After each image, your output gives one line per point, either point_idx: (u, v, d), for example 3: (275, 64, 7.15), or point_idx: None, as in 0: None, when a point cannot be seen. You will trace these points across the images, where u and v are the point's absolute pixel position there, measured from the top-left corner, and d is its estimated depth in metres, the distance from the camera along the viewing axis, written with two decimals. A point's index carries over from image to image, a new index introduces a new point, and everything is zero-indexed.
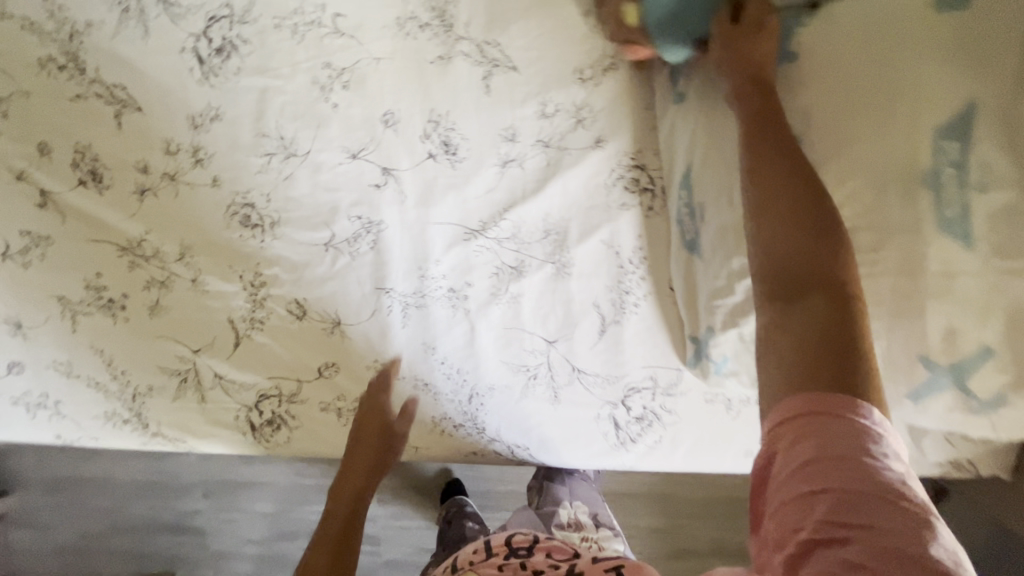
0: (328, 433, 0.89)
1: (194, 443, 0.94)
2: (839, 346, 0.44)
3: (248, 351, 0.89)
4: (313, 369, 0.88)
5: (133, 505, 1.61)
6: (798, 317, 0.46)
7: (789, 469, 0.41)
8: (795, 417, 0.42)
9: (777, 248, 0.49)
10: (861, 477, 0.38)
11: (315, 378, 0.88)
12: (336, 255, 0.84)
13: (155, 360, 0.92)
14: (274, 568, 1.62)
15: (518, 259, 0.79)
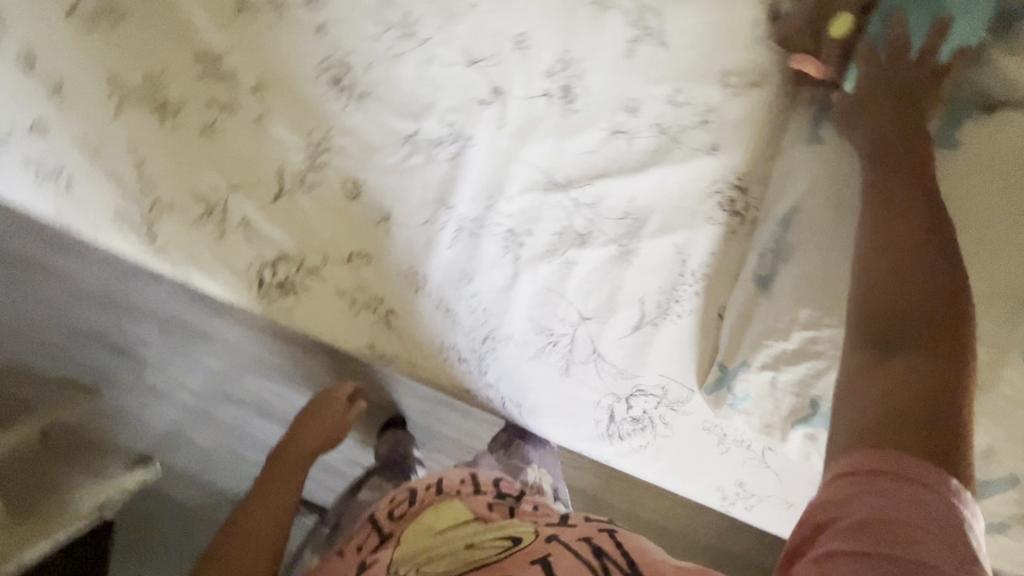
0: (331, 319, 0.87)
1: (194, 276, 0.91)
2: (938, 411, 0.43)
3: (287, 209, 0.86)
4: (343, 252, 0.85)
5: (85, 311, 1.56)
6: (881, 372, 0.46)
7: (838, 523, 0.41)
8: (862, 467, 0.42)
9: (877, 296, 0.50)
10: (913, 537, 0.38)
11: (341, 263, 0.85)
12: (413, 151, 0.81)
13: (187, 180, 0.88)
14: (202, 421, 1.62)
15: (587, 227, 0.78)
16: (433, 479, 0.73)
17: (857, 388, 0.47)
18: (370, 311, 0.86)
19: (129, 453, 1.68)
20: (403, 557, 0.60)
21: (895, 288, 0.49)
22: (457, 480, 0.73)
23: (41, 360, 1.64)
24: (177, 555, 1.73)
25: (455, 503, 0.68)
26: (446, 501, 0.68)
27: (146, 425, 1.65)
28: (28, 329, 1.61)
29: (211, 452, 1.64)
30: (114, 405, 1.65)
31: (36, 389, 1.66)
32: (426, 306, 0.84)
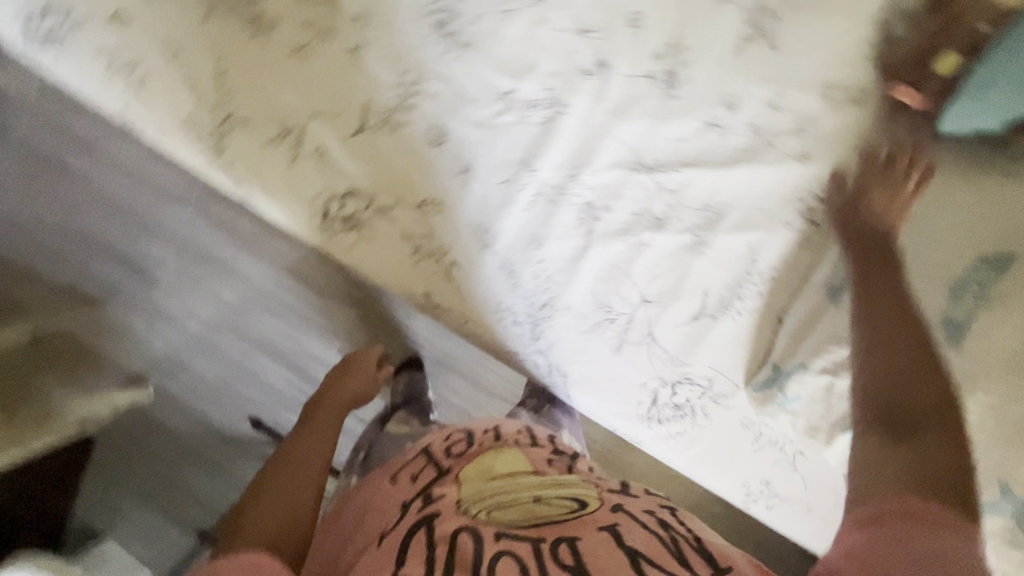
0: (391, 262, 0.87)
1: (256, 196, 0.90)
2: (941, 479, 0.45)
3: (366, 145, 0.85)
4: (417, 198, 0.85)
5: (102, 221, 1.52)
6: (898, 450, 0.46)
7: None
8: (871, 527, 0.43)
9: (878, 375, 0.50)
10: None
11: (413, 208, 0.85)
12: (506, 109, 0.81)
13: (267, 97, 0.86)
14: (204, 351, 1.59)
15: (665, 213, 0.80)
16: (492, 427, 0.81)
17: (866, 473, 0.47)
18: (434, 260, 0.86)
19: (122, 372, 1.64)
20: (473, 488, 0.66)
21: (899, 368, 0.50)
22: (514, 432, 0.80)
23: (47, 263, 1.59)
24: (153, 483, 1.69)
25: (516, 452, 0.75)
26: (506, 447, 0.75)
27: (145, 346, 1.61)
28: (38, 230, 1.56)
29: (207, 385, 1.61)
30: (115, 321, 1.61)
31: (35, 292, 1.62)
32: (489, 265, 0.84)
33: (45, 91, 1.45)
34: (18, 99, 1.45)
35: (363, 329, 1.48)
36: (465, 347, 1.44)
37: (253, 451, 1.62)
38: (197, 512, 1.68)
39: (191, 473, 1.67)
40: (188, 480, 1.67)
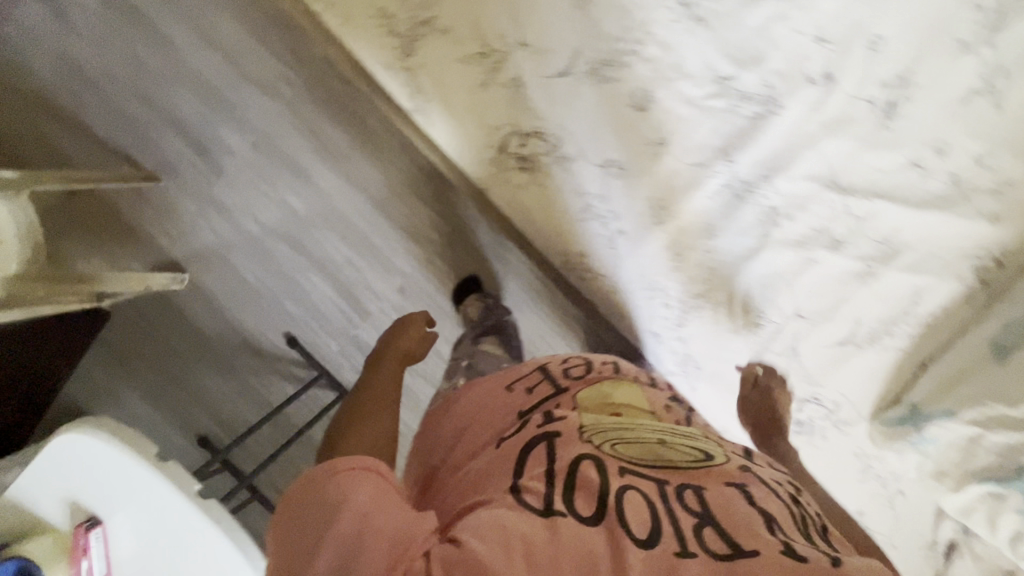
0: (556, 206, 1.00)
1: (428, 104, 0.97)
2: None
3: (567, 90, 0.90)
4: (603, 156, 0.93)
5: (189, 94, 1.47)
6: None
7: None
8: None
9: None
10: None
11: (596, 163, 0.93)
12: (721, 94, 0.86)
13: (476, 21, 0.90)
14: (250, 256, 1.51)
15: (842, 236, 0.88)
16: (609, 362, 0.98)
17: None
18: (604, 224, 0.98)
19: (157, 256, 1.54)
20: (593, 419, 0.79)
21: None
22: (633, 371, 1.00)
23: (108, 122, 1.49)
24: (162, 376, 1.60)
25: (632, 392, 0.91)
26: (623, 386, 0.92)
27: (191, 235, 1.52)
28: (109, 86, 1.47)
29: (249, 291, 1.53)
30: (165, 201, 1.51)
31: (84, 148, 1.50)
32: (659, 238, 0.95)
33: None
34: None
35: (432, 273, 1.50)
36: (526, 312, 1.49)
37: (280, 369, 1.55)
38: (206, 420, 1.60)
39: (206, 375, 1.58)
40: (201, 381, 1.59)
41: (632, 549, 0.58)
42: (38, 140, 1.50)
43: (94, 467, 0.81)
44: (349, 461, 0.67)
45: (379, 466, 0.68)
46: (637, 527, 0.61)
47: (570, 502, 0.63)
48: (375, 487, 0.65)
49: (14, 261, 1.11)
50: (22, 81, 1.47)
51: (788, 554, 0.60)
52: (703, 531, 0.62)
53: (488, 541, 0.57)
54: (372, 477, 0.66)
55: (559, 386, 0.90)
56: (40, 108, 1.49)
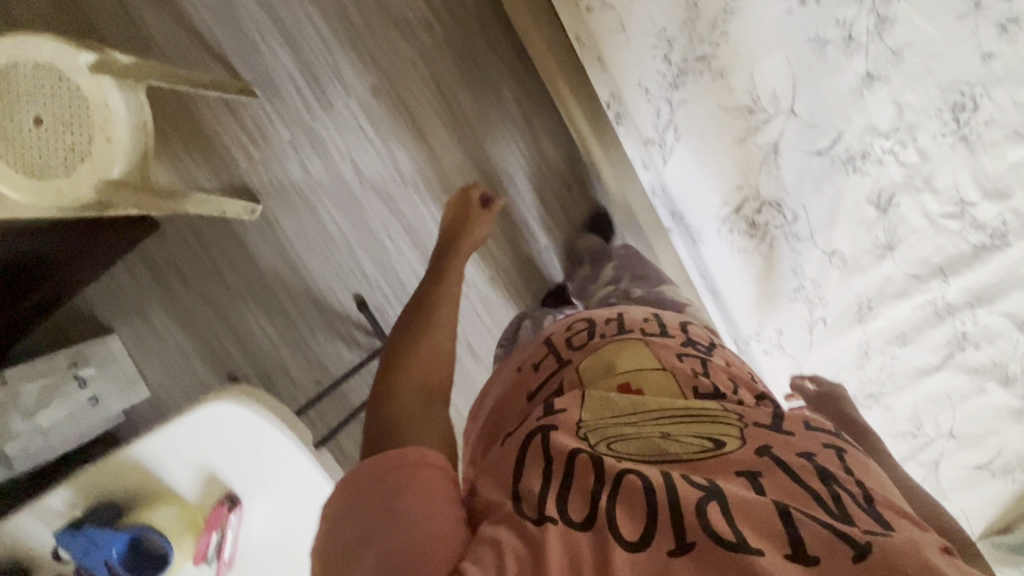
0: (761, 270, 1.01)
1: (667, 157, 1.00)
2: None
3: (831, 180, 0.85)
4: (830, 248, 0.90)
5: (315, 9, 1.29)
6: None
7: None
8: None
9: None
10: None
11: (822, 254, 0.91)
12: (954, 214, 0.80)
13: (748, 70, 0.85)
14: (337, 205, 1.39)
15: (992, 362, 0.84)
16: (613, 320, 0.85)
17: None
18: (806, 306, 0.98)
19: (229, 176, 1.37)
20: (592, 405, 0.67)
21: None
22: (641, 321, 0.85)
23: (208, 11, 1.28)
24: (200, 302, 1.44)
25: (639, 352, 0.77)
26: (628, 346, 0.78)
27: (275, 164, 1.37)
28: None
29: (326, 241, 1.41)
30: (256, 119, 1.34)
31: (168, 31, 1.28)
32: (854, 337, 0.94)
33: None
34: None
35: (524, 271, 1.44)
36: None
37: (341, 330, 1.45)
38: (241, 362, 1.46)
39: (253, 315, 1.44)
40: (248, 320, 1.44)
41: (619, 552, 0.50)
42: (113, 4, 1.25)
43: (258, 470, 0.76)
44: (392, 452, 0.58)
45: (422, 456, 0.59)
46: (625, 532, 0.52)
47: (564, 503, 0.54)
48: (397, 490, 0.55)
49: (117, 164, 0.95)
50: None
51: (793, 560, 0.48)
52: (705, 506, 0.52)
53: (478, 564, 0.49)
54: (401, 477, 0.56)
55: (562, 359, 0.81)
56: None
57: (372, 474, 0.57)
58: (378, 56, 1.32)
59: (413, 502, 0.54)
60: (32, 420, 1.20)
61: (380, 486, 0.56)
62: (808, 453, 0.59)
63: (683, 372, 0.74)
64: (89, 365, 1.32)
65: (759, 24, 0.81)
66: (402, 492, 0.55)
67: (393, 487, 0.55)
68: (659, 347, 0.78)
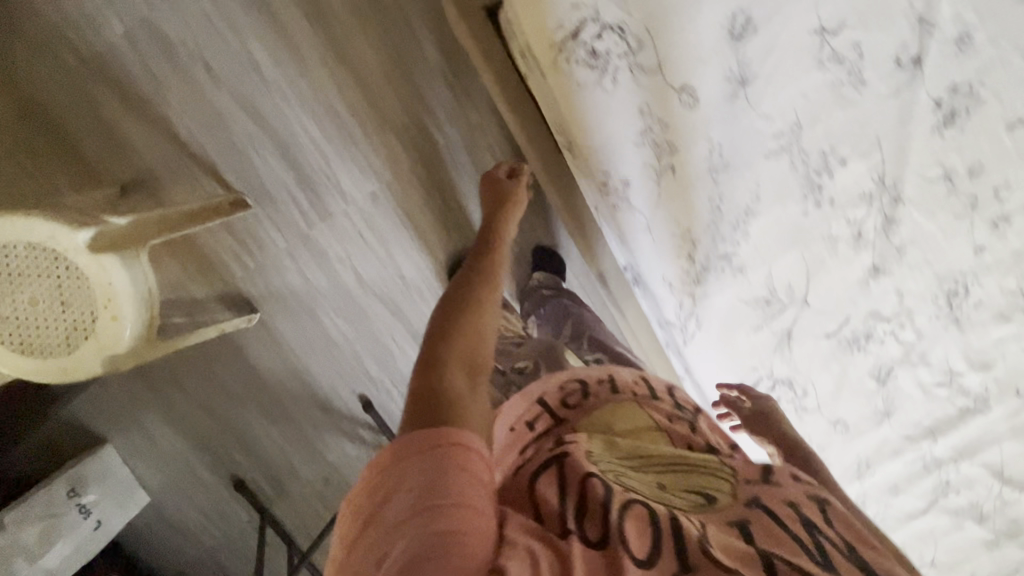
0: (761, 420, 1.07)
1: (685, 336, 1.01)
2: None
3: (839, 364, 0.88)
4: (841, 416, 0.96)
5: (309, 117, 1.25)
6: None
7: None
8: None
9: None
10: None
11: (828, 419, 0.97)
12: (944, 384, 0.88)
13: (765, 266, 0.83)
14: (338, 311, 1.37)
15: (971, 503, 0.95)
16: (605, 380, 0.82)
17: None
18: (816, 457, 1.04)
19: (225, 287, 1.33)
20: (601, 447, 0.69)
21: None
22: (632, 381, 0.83)
23: (196, 123, 1.24)
24: (204, 410, 1.41)
25: (634, 412, 0.77)
26: (623, 411, 0.77)
27: (274, 275, 1.33)
28: (207, 81, 1.21)
29: (329, 346, 1.40)
30: (251, 230, 1.30)
31: (153, 143, 1.24)
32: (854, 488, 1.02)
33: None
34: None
35: None
36: None
37: (347, 427, 1.48)
38: (245, 463, 1.47)
39: (256, 419, 1.44)
40: (250, 424, 1.45)
41: (629, 566, 0.53)
42: (94, 120, 1.21)
43: None
44: (448, 430, 0.55)
45: (470, 441, 0.55)
46: (633, 545, 0.54)
47: (583, 519, 0.57)
48: (449, 471, 0.52)
49: (128, 333, 0.91)
50: (84, 41, 1.16)
51: None
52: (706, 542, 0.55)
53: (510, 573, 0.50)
54: (449, 458, 0.53)
55: (559, 417, 0.75)
56: (102, 80, 1.19)
57: (419, 441, 0.54)
58: (374, 164, 1.30)
59: (455, 485, 0.52)
60: (35, 565, 1.18)
61: (425, 457, 0.53)
62: (793, 503, 0.63)
63: (676, 433, 0.77)
64: (88, 491, 1.30)
65: (775, 223, 0.81)
66: (445, 472, 0.52)
67: (438, 465, 0.52)
68: (651, 412, 0.79)
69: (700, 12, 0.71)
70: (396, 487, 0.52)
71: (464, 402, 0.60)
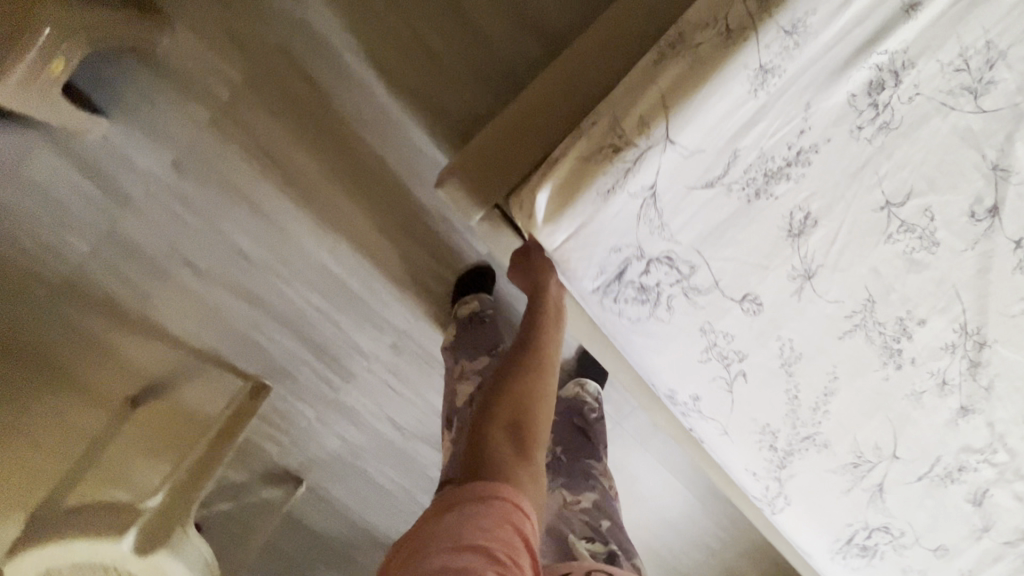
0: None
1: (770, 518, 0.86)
2: None
3: (933, 499, 0.83)
4: (937, 555, 0.86)
5: (307, 287, 1.16)
6: None
7: None
8: None
9: None
10: None
11: (929, 554, 0.86)
12: None
13: (850, 435, 0.77)
14: (381, 460, 1.32)
15: None
16: None
17: None
18: None
19: (263, 463, 1.29)
20: None
21: None
22: None
23: (190, 319, 1.17)
24: (276, 573, 1.41)
25: None
26: None
27: (310, 443, 1.28)
28: (193, 276, 1.13)
29: (380, 492, 1.36)
30: (275, 406, 1.24)
31: (148, 350, 1.19)
32: None
33: (281, 113, 1.04)
34: (245, 108, 1.02)
35: None
36: (684, 498, 1.46)
37: None
38: None
39: (324, 570, 1.44)
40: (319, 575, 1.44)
41: None
42: (86, 343, 1.17)
43: None
44: (501, 484, 0.56)
45: (521, 500, 0.56)
46: None
47: None
48: (503, 524, 0.53)
49: None
50: (51, 271, 1.10)
51: None
52: None
53: None
54: (495, 511, 0.54)
55: None
56: (81, 302, 1.13)
57: (472, 487, 0.56)
58: (388, 316, 1.20)
59: (497, 537, 0.52)
60: None
61: (475, 503, 0.54)
62: None
63: None
64: None
65: (856, 396, 0.75)
66: (494, 521, 0.53)
67: (489, 514, 0.53)
68: None
69: (751, 219, 0.63)
70: (444, 524, 0.54)
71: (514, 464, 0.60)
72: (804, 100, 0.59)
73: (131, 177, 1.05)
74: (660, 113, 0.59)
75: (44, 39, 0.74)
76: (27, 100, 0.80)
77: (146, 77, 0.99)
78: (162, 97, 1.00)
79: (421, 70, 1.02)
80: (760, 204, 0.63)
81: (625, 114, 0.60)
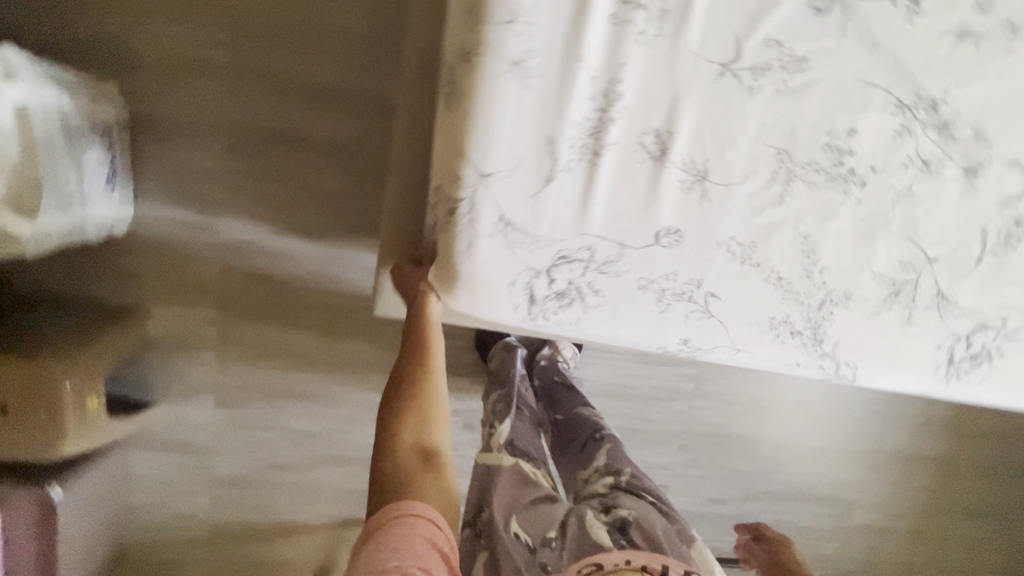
0: (1005, 389, 0.77)
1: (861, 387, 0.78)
2: None
3: (1009, 271, 0.72)
4: None
5: (366, 424, 1.27)
6: None
7: None
8: None
9: None
10: None
11: None
12: None
13: (865, 272, 0.70)
14: None
15: None
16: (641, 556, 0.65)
17: None
18: None
19: None
20: None
21: None
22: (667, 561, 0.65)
23: (304, 504, 1.31)
24: None
25: None
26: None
27: None
28: (285, 473, 1.28)
29: None
30: None
31: (291, 544, 1.33)
32: None
33: (255, 314, 1.17)
34: (231, 327, 1.17)
35: (700, 414, 1.38)
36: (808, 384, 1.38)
37: None
38: None
39: None
40: None
41: None
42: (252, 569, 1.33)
43: None
44: (404, 501, 0.59)
45: (428, 510, 0.59)
46: None
47: None
48: (411, 538, 0.56)
49: None
50: (193, 531, 1.30)
51: None
52: None
53: None
54: (406, 525, 0.57)
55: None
56: (224, 540, 1.31)
57: (387, 509, 0.59)
58: None
59: (410, 550, 0.55)
60: None
61: (389, 523, 0.57)
62: None
63: None
64: None
65: (841, 236, 0.68)
66: (402, 535, 0.56)
67: (396, 531, 0.56)
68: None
69: (605, 172, 0.63)
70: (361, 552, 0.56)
71: (417, 482, 0.62)
72: (571, 53, 0.59)
73: (197, 430, 1.23)
74: (462, 157, 0.61)
75: (69, 387, 0.91)
76: (91, 437, 0.97)
77: (159, 358, 1.18)
78: (178, 363, 1.19)
79: (328, 206, 1.11)
80: (604, 159, 0.62)
81: (440, 174, 0.63)
